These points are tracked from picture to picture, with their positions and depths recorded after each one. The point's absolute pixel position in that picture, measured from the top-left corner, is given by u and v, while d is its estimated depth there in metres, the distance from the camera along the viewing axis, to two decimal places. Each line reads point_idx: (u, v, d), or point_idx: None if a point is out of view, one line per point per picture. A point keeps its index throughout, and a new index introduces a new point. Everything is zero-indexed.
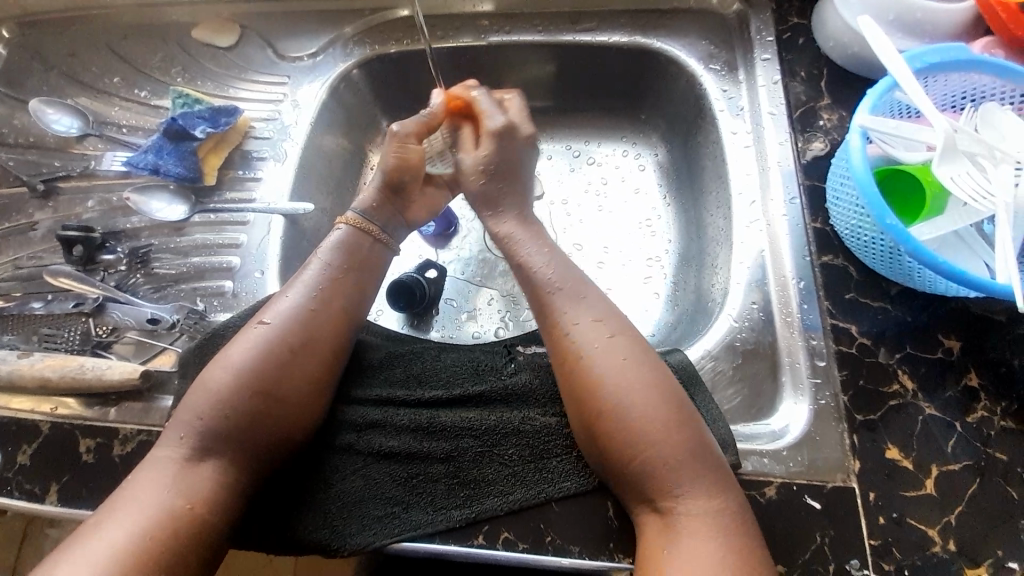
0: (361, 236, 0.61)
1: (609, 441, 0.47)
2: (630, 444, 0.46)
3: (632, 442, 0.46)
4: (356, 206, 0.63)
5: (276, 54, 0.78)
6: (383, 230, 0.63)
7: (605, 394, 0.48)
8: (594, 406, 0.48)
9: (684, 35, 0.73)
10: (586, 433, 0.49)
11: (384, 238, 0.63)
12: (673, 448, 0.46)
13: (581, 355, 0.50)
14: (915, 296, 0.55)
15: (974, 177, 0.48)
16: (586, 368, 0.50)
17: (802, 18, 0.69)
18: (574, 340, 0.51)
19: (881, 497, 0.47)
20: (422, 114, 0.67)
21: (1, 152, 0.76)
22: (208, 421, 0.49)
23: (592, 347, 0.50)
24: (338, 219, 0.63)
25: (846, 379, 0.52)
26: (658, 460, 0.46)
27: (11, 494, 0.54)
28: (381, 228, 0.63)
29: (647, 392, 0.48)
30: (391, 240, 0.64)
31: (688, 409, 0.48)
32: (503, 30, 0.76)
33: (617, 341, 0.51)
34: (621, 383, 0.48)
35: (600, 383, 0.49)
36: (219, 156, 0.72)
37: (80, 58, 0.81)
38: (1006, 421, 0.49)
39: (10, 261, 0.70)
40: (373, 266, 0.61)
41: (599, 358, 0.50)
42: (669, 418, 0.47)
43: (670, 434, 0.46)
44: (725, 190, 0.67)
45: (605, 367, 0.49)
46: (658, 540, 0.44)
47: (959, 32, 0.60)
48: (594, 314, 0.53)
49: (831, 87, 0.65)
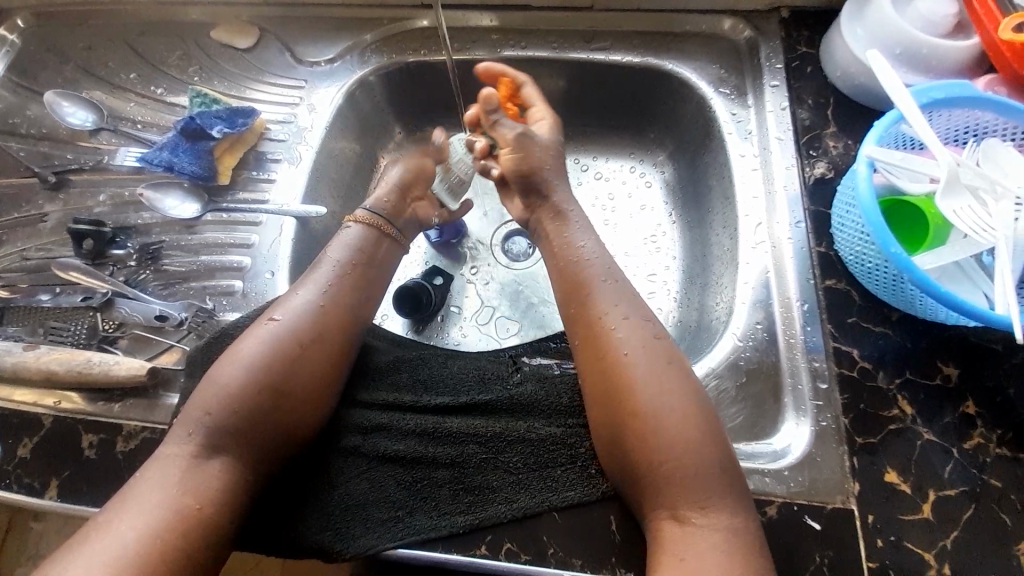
0: (374, 235, 0.62)
1: (630, 440, 0.48)
2: (647, 446, 0.47)
3: (652, 443, 0.47)
4: (369, 205, 0.65)
5: (294, 58, 0.79)
6: (394, 227, 0.65)
7: (632, 393, 0.49)
8: (621, 401, 0.50)
9: (694, 58, 0.74)
10: (606, 439, 0.50)
11: (393, 233, 0.64)
12: (694, 453, 0.47)
13: (613, 350, 0.52)
14: (914, 322, 0.56)
15: (975, 211, 0.50)
16: (616, 361, 0.51)
17: (810, 48, 0.71)
18: (610, 336, 0.53)
19: (879, 520, 0.48)
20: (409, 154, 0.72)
21: (13, 142, 0.77)
22: (222, 419, 0.49)
23: (627, 346, 0.52)
24: (348, 218, 0.65)
25: (847, 402, 0.53)
26: (680, 462, 0.47)
27: (10, 487, 0.53)
28: (391, 224, 0.65)
29: (677, 395, 0.49)
30: (402, 237, 0.66)
31: (715, 420, 0.49)
32: (518, 45, 0.77)
33: (648, 345, 0.52)
34: (650, 383, 0.50)
35: (628, 381, 0.50)
36: (234, 156, 0.73)
37: (97, 52, 0.81)
38: (1001, 448, 0.50)
39: (17, 252, 0.70)
40: (382, 263, 0.62)
41: (634, 355, 0.51)
42: (694, 425, 0.48)
43: (691, 444, 0.47)
44: (731, 211, 0.68)
45: (641, 365, 0.51)
46: (675, 550, 0.44)
47: (961, 69, 0.62)
48: (635, 312, 0.55)
49: (837, 116, 0.67)
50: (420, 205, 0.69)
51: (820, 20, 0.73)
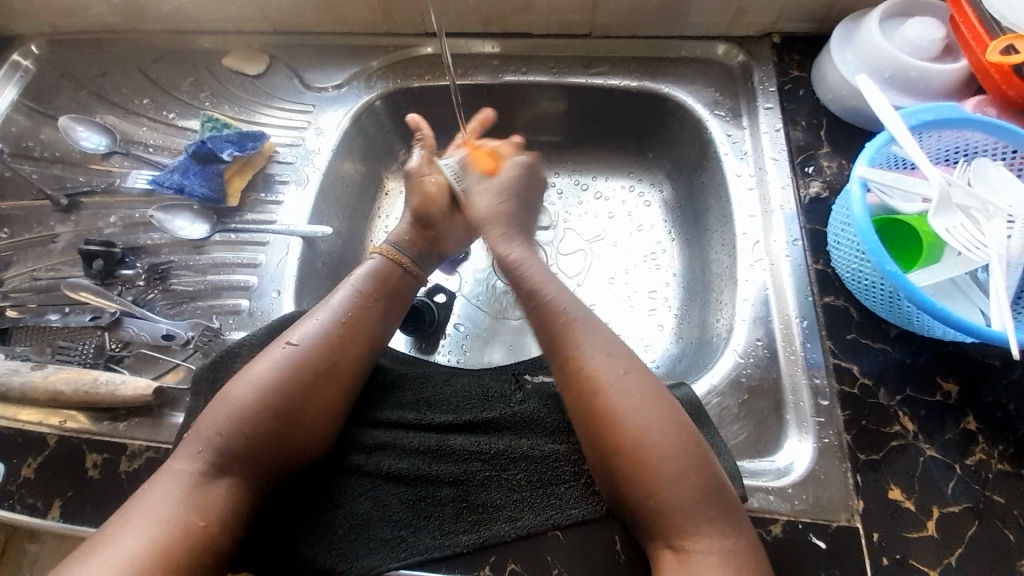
0: (393, 267, 0.63)
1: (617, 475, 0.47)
2: (634, 480, 0.47)
3: (641, 476, 0.47)
4: (389, 240, 0.66)
5: (302, 84, 0.82)
6: (414, 263, 0.65)
7: (613, 428, 0.48)
8: (605, 436, 0.49)
9: (690, 82, 0.77)
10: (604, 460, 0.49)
11: (414, 270, 0.65)
12: (684, 483, 0.46)
13: (590, 388, 0.51)
14: (913, 339, 0.56)
15: (968, 230, 0.51)
16: (594, 398, 0.50)
17: (801, 71, 0.74)
18: (590, 370, 0.52)
19: (884, 538, 0.48)
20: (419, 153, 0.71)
21: (26, 165, 0.79)
22: (227, 437, 0.49)
23: (607, 379, 0.51)
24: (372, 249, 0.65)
25: (848, 418, 0.53)
26: (664, 490, 0.46)
27: (13, 507, 0.54)
28: (412, 261, 0.65)
29: (657, 424, 0.48)
30: (421, 273, 0.66)
31: (700, 447, 0.48)
32: (518, 70, 0.80)
33: (634, 369, 0.52)
34: (630, 417, 0.48)
35: (608, 416, 0.49)
36: (243, 179, 0.75)
37: (111, 78, 0.84)
38: (1003, 464, 0.50)
39: (28, 272, 0.72)
40: (399, 296, 0.62)
41: (611, 392, 0.50)
42: (677, 452, 0.47)
43: (677, 474, 0.46)
44: (730, 229, 0.69)
45: (617, 402, 0.49)
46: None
47: (950, 91, 0.64)
48: (614, 345, 0.54)
49: (830, 136, 0.69)
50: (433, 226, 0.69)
51: (811, 45, 0.76)
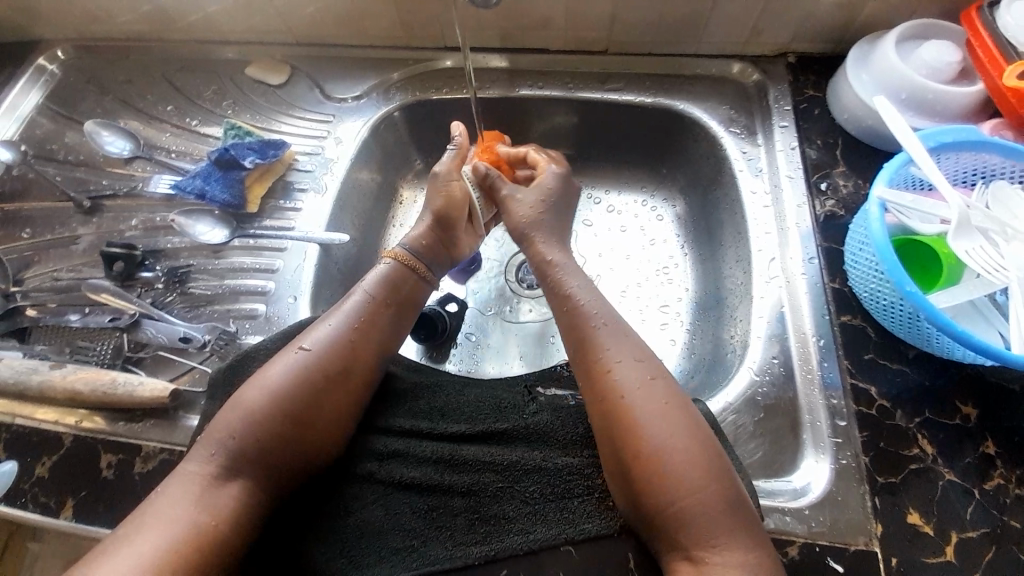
0: (406, 272, 0.63)
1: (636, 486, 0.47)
2: (652, 497, 0.46)
3: (662, 485, 0.46)
4: (405, 244, 0.66)
5: (323, 94, 0.83)
6: (429, 269, 0.66)
7: (636, 436, 0.48)
8: (626, 445, 0.48)
9: (704, 100, 0.78)
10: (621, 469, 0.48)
11: (427, 275, 0.66)
12: (703, 497, 0.45)
13: (614, 396, 0.51)
14: (931, 360, 0.56)
15: (987, 252, 0.51)
16: (617, 403, 0.50)
17: (817, 91, 0.74)
18: (611, 381, 0.52)
19: (903, 563, 0.47)
20: (452, 149, 0.72)
21: (50, 167, 0.80)
22: (242, 442, 0.49)
23: (627, 389, 0.51)
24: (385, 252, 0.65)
25: (866, 439, 0.53)
26: (685, 502, 0.45)
27: (25, 506, 0.54)
28: (427, 267, 0.66)
29: (681, 435, 0.48)
30: (432, 276, 0.67)
31: (724, 462, 0.47)
32: (534, 85, 0.81)
33: (654, 381, 0.51)
34: (652, 427, 0.48)
35: (631, 423, 0.49)
36: (264, 185, 0.76)
37: (136, 84, 0.86)
38: (1022, 490, 0.50)
39: (49, 272, 0.73)
40: (412, 301, 0.63)
41: (633, 401, 0.50)
42: (700, 461, 0.46)
43: (700, 483, 0.46)
44: (744, 245, 0.69)
45: (636, 411, 0.49)
46: None
47: (966, 114, 0.65)
48: (634, 356, 0.53)
49: (846, 156, 0.69)
50: (454, 240, 0.70)
51: (826, 65, 0.77)
